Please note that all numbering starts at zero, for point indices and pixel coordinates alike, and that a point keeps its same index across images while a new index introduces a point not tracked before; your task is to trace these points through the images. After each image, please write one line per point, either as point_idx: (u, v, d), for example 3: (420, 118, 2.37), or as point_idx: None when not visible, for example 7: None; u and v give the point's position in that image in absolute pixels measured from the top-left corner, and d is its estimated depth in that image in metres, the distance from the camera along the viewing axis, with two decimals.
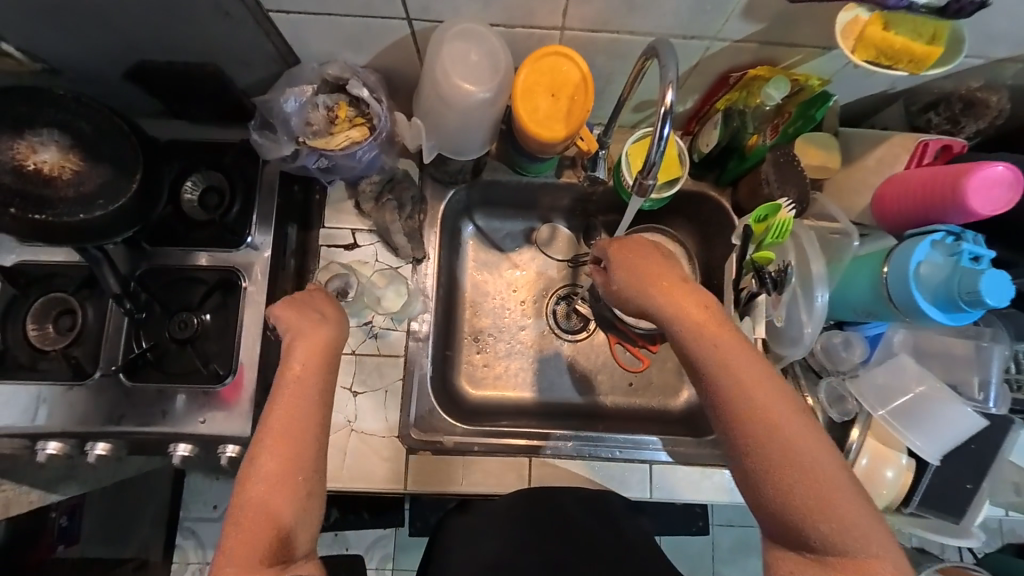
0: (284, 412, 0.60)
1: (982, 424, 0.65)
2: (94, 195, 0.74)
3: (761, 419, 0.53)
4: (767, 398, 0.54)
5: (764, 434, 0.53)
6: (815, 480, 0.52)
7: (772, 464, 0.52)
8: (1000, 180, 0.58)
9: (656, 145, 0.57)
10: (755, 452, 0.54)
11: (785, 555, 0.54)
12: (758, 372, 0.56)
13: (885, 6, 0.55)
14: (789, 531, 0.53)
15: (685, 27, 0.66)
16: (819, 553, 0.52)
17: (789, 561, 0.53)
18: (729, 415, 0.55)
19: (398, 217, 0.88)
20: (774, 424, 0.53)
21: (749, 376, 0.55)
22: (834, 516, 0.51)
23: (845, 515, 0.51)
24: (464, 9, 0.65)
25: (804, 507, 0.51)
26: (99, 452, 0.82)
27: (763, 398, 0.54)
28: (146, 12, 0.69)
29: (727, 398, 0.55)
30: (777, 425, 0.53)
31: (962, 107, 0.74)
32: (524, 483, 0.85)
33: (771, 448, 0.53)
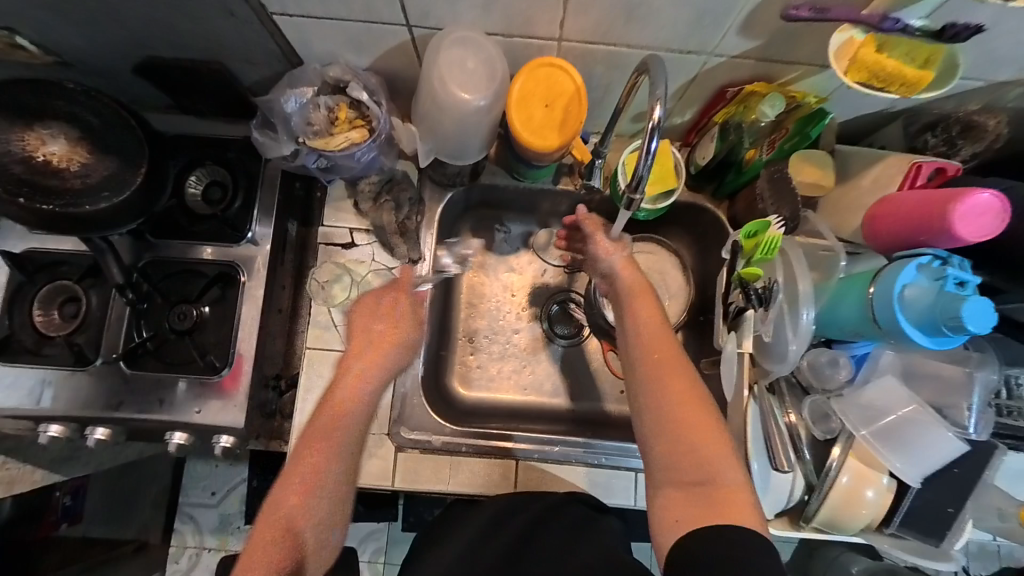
0: (329, 426, 0.68)
1: (963, 449, 0.65)
2: (100, 186, 0.76)
3: (665, 358, 0.66)
4: (671, 352, 0.66)
5: (662, 378, 0.64)
6: (697, 423, 0.61)
7: (664, 402, 0.63)
8: (988, 208, 0.56)
9: (644, 159, 0.58)
10: (650, 392, 0.64)
11: (667, 497, 0.59)
12: (669, 334, 0.69)
13: (880, 29, 0.56)
14: (672, 455, 0.60)
15: (683, 41, 0.66)
16: (692, 491, 0.58)
17: (672, 502, 0.59)
18: (638, 361, 0.67)
19: (395, 218, 0.90)
20: (672, 373, 0.64)
21: (661, 333, 0.68)
22: (705, 443, 0.60)
23: (717, 457, 0.59)
24: (463, 17, 0.66)
25: (683, 441, 0.60)
26: (98, 437, 0.85)
27: (666, 354, 0.66)
28: (155, 11, 0.71)
29: (640, 346, 0.68)
30: (676, 365, 0.65)
31: (960, 129, 0.71)
32: (510, 485, 0.86)
33: (666, 389, 0.63)
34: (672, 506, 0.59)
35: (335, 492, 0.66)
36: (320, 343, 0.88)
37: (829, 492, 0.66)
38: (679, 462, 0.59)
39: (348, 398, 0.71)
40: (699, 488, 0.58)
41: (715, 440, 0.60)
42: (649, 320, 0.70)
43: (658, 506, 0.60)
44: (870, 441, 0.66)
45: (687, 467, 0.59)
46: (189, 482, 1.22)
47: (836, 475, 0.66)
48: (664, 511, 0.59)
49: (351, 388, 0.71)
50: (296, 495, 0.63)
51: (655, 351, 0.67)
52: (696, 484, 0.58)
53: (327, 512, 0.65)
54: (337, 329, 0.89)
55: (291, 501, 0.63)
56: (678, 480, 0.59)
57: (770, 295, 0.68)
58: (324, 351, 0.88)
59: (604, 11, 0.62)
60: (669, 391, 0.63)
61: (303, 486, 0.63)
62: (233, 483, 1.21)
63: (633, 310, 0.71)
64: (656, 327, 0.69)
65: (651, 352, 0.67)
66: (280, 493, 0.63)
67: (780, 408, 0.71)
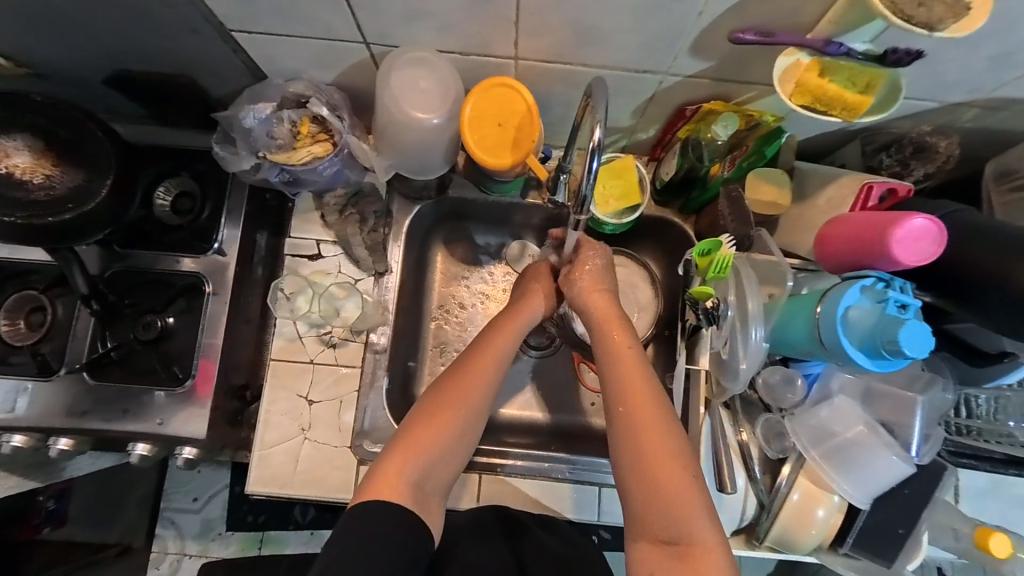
0: (468, 369, 0.72)
1: (911, 471, 0.65)
2: (66, 198, 0.75)
3: (636, 407, 0.65)
4: (648, 402, 0.65)
5: (638, 434, 0.63)
6: (671, 481, 0.61)
7: (640, 458, 0.62)
8: (925, 232, 0.58)
9: (586, 179, 0.58)
10: (624, 441, 0.64)
11: (641, 548, 0.61)
12: (648, 381, 0.67)
13: (824, 53, 0.57)
14: (644, 510, 0.61)
15: (637, 61, 0.67)
16: (667, 547, 0.59)
17: (647, 554, 0.60)
18: (616, 411, 0.66)
19: (360, 231, 0.90)
20: (649, 430, 0.63)
21: (639, 383, 0.67)
22: (674, 498, 0.60)
23: (689, 516, 0.59)
24: (420, 37, 0.68)
25: (658, 500, 0.60)
26: (61, 447, 0.85)
27: (643, 407, 0.65)
28: (118, 26, 0.71)
29: (618, 397, 0.67)
30: (646, 415, 0.64)
31: (913, 150, 0.75)
32: (473, 499, 0.86)
33: (642, 445, 0.63)
34: (647, 556, 0.60)
35: (456, 451, 0.69)
36: (286, 354, 0.88)
37: (780, 510, 0.68)
38: (653, 518, 0.60)
39: (497, 362, 0.73)
40: (674, 546, 0.59)
41: (689, 497, 0.60)
42: (628, 368, 0.68)
43: (635, 555, 0.61)
44: (819, 462, 0.67)
45: (659, 521, 0.60)
46: (172, 486, 1.21)
47: (786, 492, 0.68)
48: (639, 561, 0.61)
49: (499, 353, 0.74)
50: (409, 450, 0.66)
51: (632, 402, 0.65)
52: (670, 541, 0.59)
53: (442, 470, 0.68)
54: (303, 340, 0.89)
55: (407, 456, 0.66)
56: (652, 535, 0.60)
57: (719, 313, 0.70)
58: (289, 362, 0.88)
59: (556, 32, 0.63)
60: (645, 448, 0.63)
61: (419, 437, 0.67)
62: (215, 489, 1.20)
63: (612, 356, 0.70)
64: (634, 376, 0.67)
65: (628, 404, 0.66)
66: (396, 449, 0.66)
67: (732, 427, 0.74)
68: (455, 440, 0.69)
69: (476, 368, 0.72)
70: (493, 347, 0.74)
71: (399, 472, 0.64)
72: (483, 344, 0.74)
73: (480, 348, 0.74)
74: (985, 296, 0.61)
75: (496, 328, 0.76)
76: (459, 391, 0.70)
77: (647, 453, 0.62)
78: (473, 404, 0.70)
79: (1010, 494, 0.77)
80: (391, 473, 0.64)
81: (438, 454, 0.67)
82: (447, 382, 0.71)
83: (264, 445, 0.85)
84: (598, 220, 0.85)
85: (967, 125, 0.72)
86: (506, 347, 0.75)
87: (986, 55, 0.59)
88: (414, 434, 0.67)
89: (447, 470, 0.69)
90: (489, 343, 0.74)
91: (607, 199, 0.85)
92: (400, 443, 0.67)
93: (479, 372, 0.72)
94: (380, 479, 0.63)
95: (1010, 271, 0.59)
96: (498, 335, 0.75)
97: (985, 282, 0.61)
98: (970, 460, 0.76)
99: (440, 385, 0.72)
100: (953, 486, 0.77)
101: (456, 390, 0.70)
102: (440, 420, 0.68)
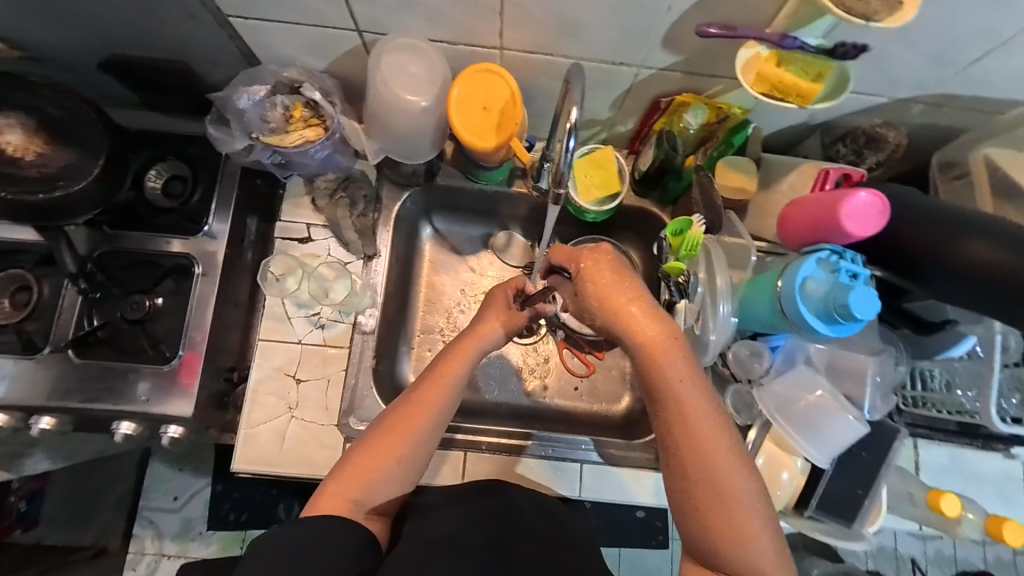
0: (409, 413, 0.69)
1: (863, 431, 0.70)
2: (57, 175, 0.77)
3: (687, 427, 0.59)
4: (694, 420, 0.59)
5: (695, 465, 0.58)
6: (732, 514, 0.56)
7: (692, 484, 0.58)
8: (871, 206, 0.64)
9: (563, 156, 0.62)
10: (680, 466, 0.59)
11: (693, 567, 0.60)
12: (701, 402, 0.59)
13: (781, 46, 0.63)
14: (701, 544, 0.57)
15: (613, 54, 0.72)
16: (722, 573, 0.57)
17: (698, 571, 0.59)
18: (668, 437, 0.60)
19: (349, 214, 0.94)
20: (703, 457, 0.58)
21: (694, 410, 0.59)
22: (737, 526, 0.56)
23: (752, 549, 0.55)
24: (408, 25, 0.72)
25: (713, 530, 0.57)
26: (43, 425, 0.86)
27: (698, 431, 0.58)
28: (114, 10, 0.74)
29: (667, 422, 0.60)
30: (699, 440, 0.58)
31: (866, 141, 0.82)
32: (458, 477, 0.88)
33: (696, 478, 0.58)
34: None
35: (407, 472, 0.69)
36: (274, 335, 0.90)
37: None
38: (711, 551, 0.57)
39: (448, 391, 0.72)
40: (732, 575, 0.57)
41: (750, 515, 0.56)
42: (681, 395, 0.59)
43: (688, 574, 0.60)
44: (786, 428, 0.71)
45: (717, 554, 0.57)
46: (153, 484, 1.20)
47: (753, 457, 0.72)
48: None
49: (449, 385, 0.72)
50: (354, 474, 0.66)
51: (686, 431, 0.59)
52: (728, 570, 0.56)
53: (393, 490, 0.68)
54: (291, 321, 0.91)
55: (353, 478, 0.66)
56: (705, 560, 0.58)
57: (689, 287, 0.76)
58: (277, 343, 0.90)
59: (537, 24, 0.68)
60: (702, 483, 0.57)
61: (366, 465, 0.66)
62: (196, 488, 1.20)
63: (661, 381, 0.60)
64: (686, 404, 0.59)
65: (682, 437, 0.59)
66: (341, 471, 0.67)
67: None
68: (405, 466, 0.68)
69: (424, 397, 0.70)
70: (444, 377, 0.72)
71: (343, 494, 0.65)
72: (435, 369, 0.73)
73: (429, 379, 0.72)
74: (931, 271, 0.67)
75: (446, 361, 0.74)
76: (402, 422, 0.69)
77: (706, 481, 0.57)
78: (424, 432, 0.69)
79: (967, 468, 0.83)
80: (334, 494, 0.65)
81: (384, 479, 0.67)
82: (392, 411, 0.70)
83: (250, 424, 0.86)
84: (580, 208, 0.90)
85: (912, 122, 0.79)
86: (458, 379, 0.73)
87: (927, 53, 0.65)
88: (353, 463, 0.67)
89: (399, 489, 0.69)
90: (437, 374, 0.73)
91: (588, 188, 0.89)
92: (347, 466, 0.67)
93: (428, 405, 0.70)
94: (324, 499, 0.64)
95: (955, 246, 0.64)
96: (449, 364, 0.73)
97: (932, 256, 0.66)
98: (925, 431, 0.81)
99: (389, 411, 0.71)
100: (913, 458, 0.82)
101: (404, 419, 0.69)
102: (385, 448, 0.67)
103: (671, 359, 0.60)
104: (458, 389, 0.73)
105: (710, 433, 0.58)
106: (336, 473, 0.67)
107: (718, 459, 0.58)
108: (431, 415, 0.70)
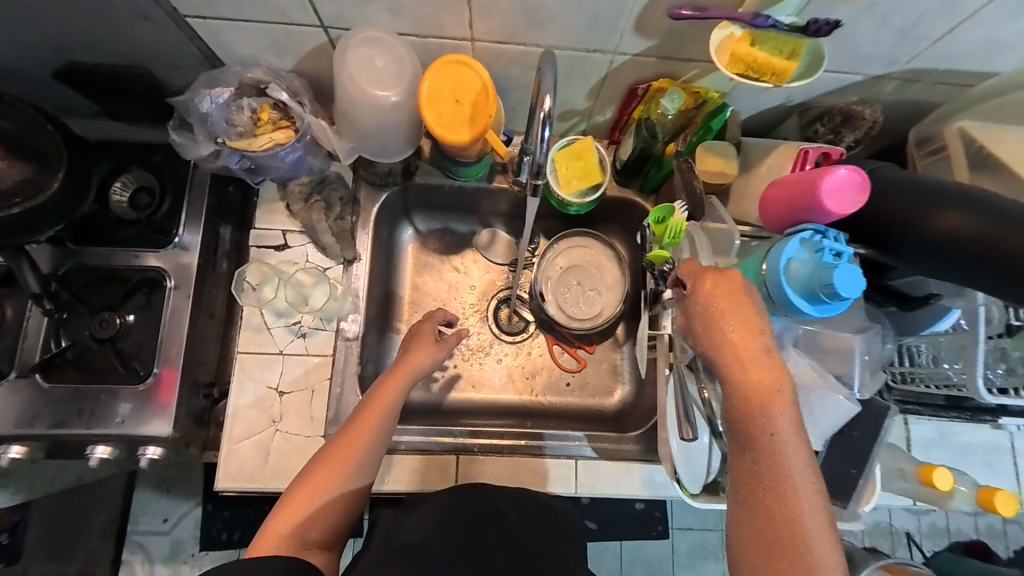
0: (347, 440, 0.69)
1: (855, 411, 0.71)
2: (12, 192, 0.72)
3: (767, 467, 0.55)
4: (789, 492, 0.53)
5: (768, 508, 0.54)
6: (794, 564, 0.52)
7: (756, 525, 0.54)
8: (849, 182, 0.63)
9: (538, 146, 0.61)
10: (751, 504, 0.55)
11: None
12: (792, 449, 0.54)
13: (754, 25, 0.61)
14: None
15: (585, 41, 0.71)
16: None
17: None
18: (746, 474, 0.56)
19: (326, 218, 0.90)
20: (779, 502, 0.53)
21: (783, 455, 0.54)
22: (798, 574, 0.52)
23: None
24: (373, 18, 0.70)
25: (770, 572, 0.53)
26: (13, 454, 0.81)
27: (781, 477, 0.54)
28: (62, 15, 0.70)
29: (746, 458, 0.56)
30: (780, 485, 0.54)
31: (843, 119, 0.80)
32: (450, 481, 0.86)
33: (765, 522, 0.54)
34: None
35: (349, 499, 0.67)
36: (253, 346, 0.87)
37: None
38: None
39: (387, 417, 0.72)
40: None
41: None
42: (773, 436, 0.54)
43: None
44: None
45: None
46: (137, 509, 1.17)
47: None
48: None
49: (387, 406, 0.72)
50: (292, 508, 0.63)
51: (767, 472, 0.54)
52: None
53: (336, 521, 0.65)
54: (271, 331, 0.88)
55: (291, 513, 0.63)
56: None
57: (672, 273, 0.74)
58: (256, 354, 0.87)
59: (505, 12, 0.66)
60: (771, 527, 0.53)
61: (304, 497, 0.64)
62: (187, 508, 1.16)
63: (753, 417, 0.55)
64: (778, 447, 0.54)
65: (763, 477, 0.55)
66: (280, 508, 0.64)
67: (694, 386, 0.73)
68: (347, 493, 0.66)
69: (364, 421, 0.70)
70: (380, 400, 0.73)
71: (280, 530, 0.62)
72: (371, 397, 0.73)
73: (368, 403, 0.73)
74: (911, 244, 0.67)
75: (383, 385, 0.75)
76: (341, 447, 0.68)
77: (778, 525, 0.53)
78: (366, 455, 0.69)
79: (954, 441, 0.86)
80: (272, 532, 0.62)
81: (326, 508, 0.65)
82: (332, 441, 0.69)
83: (232, 439, 0.83)
84: (564, 202, 0.89)
85: (887, 98, 0.79)
86: (397, 400, 0.74)
87: (896, 28, 0.65)
88: (289, 498, 0.64)
89: (343, 518, 0.66)
90: (376, 398, 0.73)
91: (569, 180, 0.88)
92: (283, 503, 0.64)
93: (366, 429, 0.70)
94: (261, 539, 0.61)
95: (932, 217, 0.64)
96: (386, 389, 0.74)
97: (914, 229, 0.66)
98: (915, 407, 0.80)
99: (329, 441, 0.70)
100: (903, 435, 0.86)
101: (344, 445, 0.68)
102: (323, 476, 0.66)
103: (778, 413, 0.55)
104: (397, 411, 0.73)
105: (794, 480, 0.54)
106: (274, 512, 0.64)
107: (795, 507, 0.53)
108: (370, 437, 0.69)
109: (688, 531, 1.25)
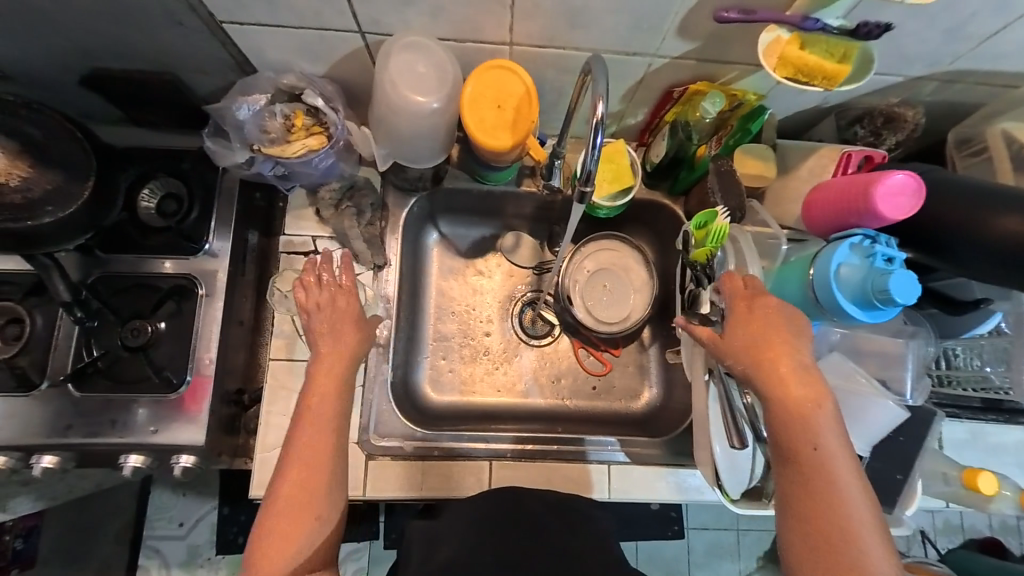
0: (299, 468, 0.62)
1: (903, 416, 0.70)
2: (42, 201, 0.72)
3: (814, 473, 0.55)
4: (837, 495, 0.54)
5: (819, 515, 0.54)
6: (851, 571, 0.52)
7: (811, 534, 0.54)
8: (905, 187, 0.63)
9: (589, 154, 0.61)
10: (802, 513, 0.55)
11: None
12: (838, 454, 0.56)
13: (803, 28, 0.61)
14: None
15: (626, 43, 0.70)
16: None
17: None
18: (792, 481, 0.56)
19: (357, 223, 0.89)
20: (832, 509, 0.54)
21: (830, 460, 0.55)
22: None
23: None
24: (413, 22, 0.69)
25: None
26: (46, 464, 0.80)
27: (830, 484, 0.55)
28: (96, 21, 0.69)
29: (792, 466, 0.57)
30: (832, 491, 0.54)
31: (883, 121, 0.81)
32: (484, 486, 0.85)
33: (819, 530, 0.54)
34: None
35: (327, 526, 0.62)
36: (283, 354, 0.87)
37: None
38: None
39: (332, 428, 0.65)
40: None
41: None
42: (818, 441, 0.56)
43: None
44: None
45: None
46: (153, 512, 1.14)
47: None
48: None
49: (329, 418, 0.65)
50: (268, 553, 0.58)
51: (815, 478, 0.55)
52: None
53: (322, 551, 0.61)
54: (302, 338, 0.87)
55: (271, 562, 0.58)
56: None
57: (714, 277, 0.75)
58: (285, 361, 0.86)
59: (548, 16, 0.66)
60: (825, 534, 0.54)
61: (277, 539, 0.58)
62: (202, 512, 1.14)
63: (795, 423, 0.57)
64: (823, 453, 0.56)
65: (813, 484, 0.55)
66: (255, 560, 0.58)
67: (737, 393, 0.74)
68: (324, 520, 0.61)
69: (314, 442, 0.63)
70: (316, 413, 0.65)
71: None
72: (306, 416, 0.65)
73: (304, 420, 0.65)
74: (961, 247, 0.66)
75: (316, 395, 0.67)
76: (300, 478, 0.61)
77: (830, 533, 0.53)
78: (329, 476, 0.62)
79: (986, 442, 0.84)
80: None
81: (308, 544, 0.59)
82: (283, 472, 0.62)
83: (265, 447, 0.83)
84: (593, 205, 0.88)
85: (925, 100, 0.79)
86: (335, 408, 0.66)
87: (943, 29, 0.64)
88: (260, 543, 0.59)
89: (329, 544, 0.62)
90: (310, 412, 0.65)
91: (599, 183, 0.87)
92: (255, 553, 0.58)
93: (318, 448, 0.63)
94: None
95: (983, 221, 0.64)
96: (318, 398, 0.66)
97: (963, 232, 0.66)
98: (953, 410, 0.83)
99: (280, 476, 0.62)
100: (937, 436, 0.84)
101: (302, 475, 0.62)
102: (293, 512, 0.60)
103: (820, 423, 0.56)
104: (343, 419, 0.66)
105: (844, 487, 0.54)
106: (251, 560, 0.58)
107: (846, 513, 0.54)
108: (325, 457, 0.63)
109: (702, 530, 1.24)
